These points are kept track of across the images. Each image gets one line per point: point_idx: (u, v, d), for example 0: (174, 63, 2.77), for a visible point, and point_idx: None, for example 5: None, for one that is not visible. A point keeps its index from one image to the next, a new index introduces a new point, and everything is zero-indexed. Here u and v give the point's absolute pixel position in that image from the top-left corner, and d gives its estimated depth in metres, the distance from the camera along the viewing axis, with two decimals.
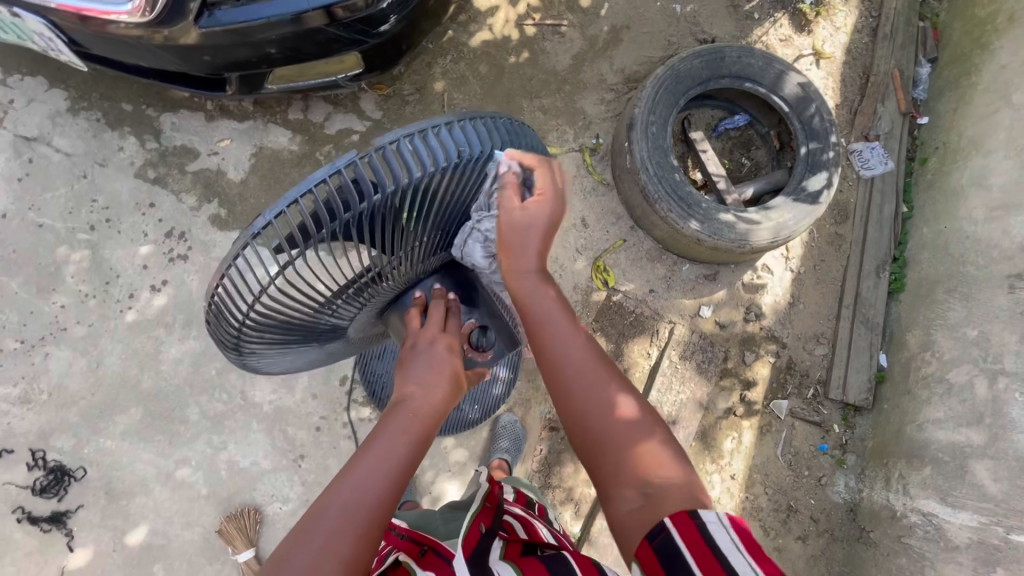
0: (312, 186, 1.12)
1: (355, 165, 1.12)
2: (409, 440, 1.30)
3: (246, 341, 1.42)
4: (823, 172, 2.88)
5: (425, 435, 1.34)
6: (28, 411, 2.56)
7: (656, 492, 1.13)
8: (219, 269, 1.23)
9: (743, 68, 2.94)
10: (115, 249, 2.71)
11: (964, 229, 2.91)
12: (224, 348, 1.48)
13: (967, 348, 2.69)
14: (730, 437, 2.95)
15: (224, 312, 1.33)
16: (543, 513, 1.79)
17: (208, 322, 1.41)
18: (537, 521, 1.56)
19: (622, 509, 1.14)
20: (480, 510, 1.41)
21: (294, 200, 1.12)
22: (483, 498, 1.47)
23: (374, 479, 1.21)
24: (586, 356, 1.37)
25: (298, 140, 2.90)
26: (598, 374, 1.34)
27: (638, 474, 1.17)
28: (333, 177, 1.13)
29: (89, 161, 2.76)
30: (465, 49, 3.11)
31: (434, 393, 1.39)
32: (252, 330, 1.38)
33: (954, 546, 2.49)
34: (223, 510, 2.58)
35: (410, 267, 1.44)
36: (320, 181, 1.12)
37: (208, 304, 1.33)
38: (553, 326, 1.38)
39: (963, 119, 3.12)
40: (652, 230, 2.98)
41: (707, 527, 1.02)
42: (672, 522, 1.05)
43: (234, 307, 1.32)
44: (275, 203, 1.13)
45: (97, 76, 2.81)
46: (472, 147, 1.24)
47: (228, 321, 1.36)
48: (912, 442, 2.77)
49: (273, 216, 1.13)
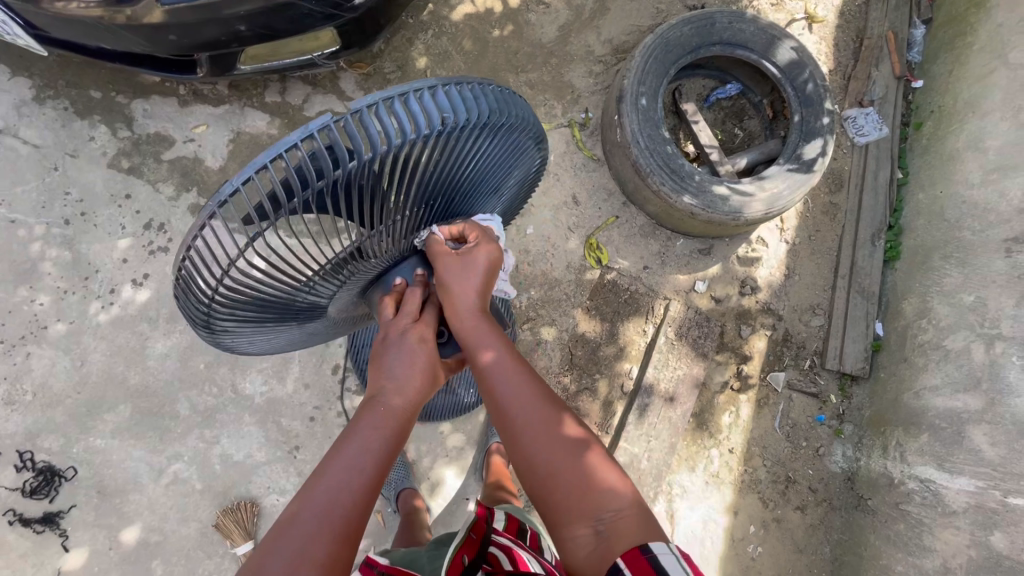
0: (282, 151, 1.05)
1: (328, 129, 1.05)
2: (383, 435, 1.30)
3: (217, 318, 1.36)
4: (819, 139, 2.81)
5: (400, 428, 1.34)
6: (12, 413, 2.50)
7: (607, 528, 1.19)
8: (183, 240, 1.16)
9: (735, 34, 2.85)
10: (92, 243, 2.62)
11: (960, 193, 2.87)
12: (195, 326, 1.41)
13: (964, 314, 2.67)
14: (727, 411, 2.94)
15: (192, 286, 1.26)
16: (536, 543, 1.58)
17: (176, 297, 1.35)
18: (526, 551, 1.40)
19: (578, 550, 1.19)
20: (464, 540, 1.40)
21: (263, 165, 1.06)
22: (468, 529, 1.45)
23: (349, 476, 1.23)
24: (535, 394, 1.39)
25: (277, 124, 2.80)
26: (548, 413, 1.37)
27: (589, 512, 1.22)
28: (306, 143, 1.07)
29: (59, 152, 2.65)
30: (447, 23, 2.99)
31: (406, 389, 1.35)
32: (222, 306, 1.31)
33: (951, 510, 2.51)
34: (219, 504, 2.55)
35: (392, 243, 1.38)
36: (292, 145, 1.05)
37: (174, 277, 1.26)
38: (495, 367, 1.40)
39: (958, 81, 3.06)
40: (645, 205, 2.92)
41: (656, 557, 1.08)
42: (625, 562, 1.09)
43: (201, 281, 1.25)
44: (242, 168, 1.07)
45: (63, 62, 2.68)
46: (456, 115, 1.19)
47: (196, 296, 1.29)
48: (909, 409, 2.77)
49: (240, 183, 1.06)
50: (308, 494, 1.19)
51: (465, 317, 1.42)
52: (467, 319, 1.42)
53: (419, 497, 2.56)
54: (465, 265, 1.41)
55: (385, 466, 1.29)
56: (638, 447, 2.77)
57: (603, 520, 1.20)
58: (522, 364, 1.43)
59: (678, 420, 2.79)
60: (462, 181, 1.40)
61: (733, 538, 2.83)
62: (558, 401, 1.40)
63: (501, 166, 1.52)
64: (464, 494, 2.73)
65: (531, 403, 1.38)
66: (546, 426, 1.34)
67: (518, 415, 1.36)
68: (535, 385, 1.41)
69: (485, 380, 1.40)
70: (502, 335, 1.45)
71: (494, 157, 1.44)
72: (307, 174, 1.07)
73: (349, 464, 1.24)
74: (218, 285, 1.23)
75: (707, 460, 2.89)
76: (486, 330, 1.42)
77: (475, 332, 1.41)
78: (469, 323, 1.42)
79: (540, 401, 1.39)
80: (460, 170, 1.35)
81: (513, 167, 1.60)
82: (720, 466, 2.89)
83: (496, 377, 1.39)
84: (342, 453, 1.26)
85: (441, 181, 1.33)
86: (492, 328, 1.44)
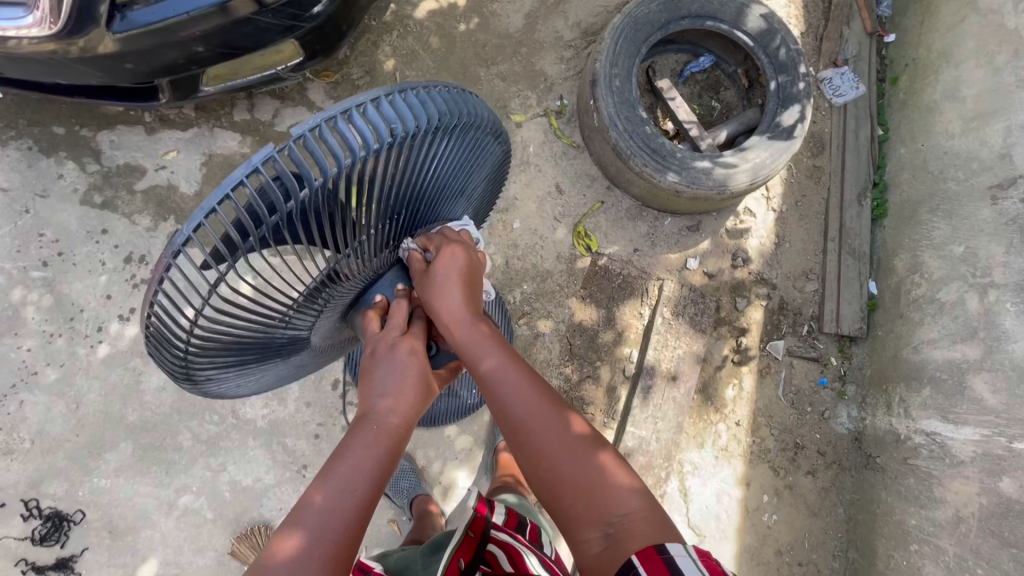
0: (230, 190, 1.03)
1: (273, 160, 1.03)
2: (379, 454, 1.28)
3: (197, 368, 1.33)
4: (796, 105, 2.79)
5: (395, 447, 1.31)
6: (12, 462, 2.46)
7: (618, 530, 1.19)
8: (147, 295, 1.14)
9: (703, 6, 2.81)
10: (74, 282, 2.57)
11: (941, 144, 2.86)
12: (177, 379, 1.38)
13: (955, 265, 2.68)
14: (731, 385, 2.95)
15: (165, 339, 1.24)
16: (535, 538, 1.60)
17: (151, 353, 1.32)
18: (524, 548, 1.42)
19: (590, 551, 1.19)
20: (460, 542, 1.37)
21: (212, 208, 1.03)
22: (466, 527, 1.42)
23: (341, 498, 1.22)
24: (536, 399, 1.37)
25: (249, 142, 2.74)
26: (552, 417, 1.36)
27: (599, 515, 1.22)
28: (252, 178, 1.04)
29: (29, 194, 2.59)
30: (412, 21, 2.94)
31: (401, 404, 1.33)
32: (199, 354, 1.28)
33: (959, 461, 2.53)
34: (233, 531, 2.54)
35: (364, 263, 1.34)
36: (238, 183, 1.03)
37: (145, 333, 1.24)
38: (495, 376, 1.37)
39: (931, 31, 3.04)
40: (630, 188, 2.90)
41: (671, 556, 1.07)
42: (638, 559, 1.09)
43: (173, 332, 1.23)
44: (192, 214, 1.04)
45: (21, 101, 2.61)
46: (405, 123, 1.17)
47: (171, 348, 1.26)
48: (909, 364, 2.79)
49: (192, 229, 1.03)
50: (298, 519, 1.18)
51: (457, 326, 1.38)
52: (459, 328, 1.38)
53: (433, 502, 2.54)
54: (438, 277, 1.40)
55: (378, 487, 1.28)
56: (646, 430, 2.77)
57: (614, 521, 1.21)
58: (523, 366, 1.41)
59: (683, 399, 2.80)
60: (425, 189, 1.37)
61: (749, 509, 2.84)
62: (560, 402, 1.39)
63: (464, 167, 1.49)
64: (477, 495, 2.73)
65: (534, 409, 1.35)
66: (550, 431, 1.33)
67: (520, 420, 1.35)
68: (537, 389, 1.38)
69: (488, 389, 1.38)
70: (502, 340, 1.42)
71: (453, 159, 1.41)
72: (259, 209, 1.04)
73: (341, 489, 1.23)
74: (190, 333, 1.21)
75: (715, 436, 2.89)
76: (485, 339, 1.39)
77: (473, 342, 1.38)
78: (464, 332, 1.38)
79: (541, 406, 1.36)
80: (421, 179, 1.32)
81: (476, 167, 1.57)
82: (728, 440, 2.90)
83: (496, 384, 1.37)
84: (333, 474, 1.24)
85: (403, 193, 1.30)
86: (492, 332, 1.42)
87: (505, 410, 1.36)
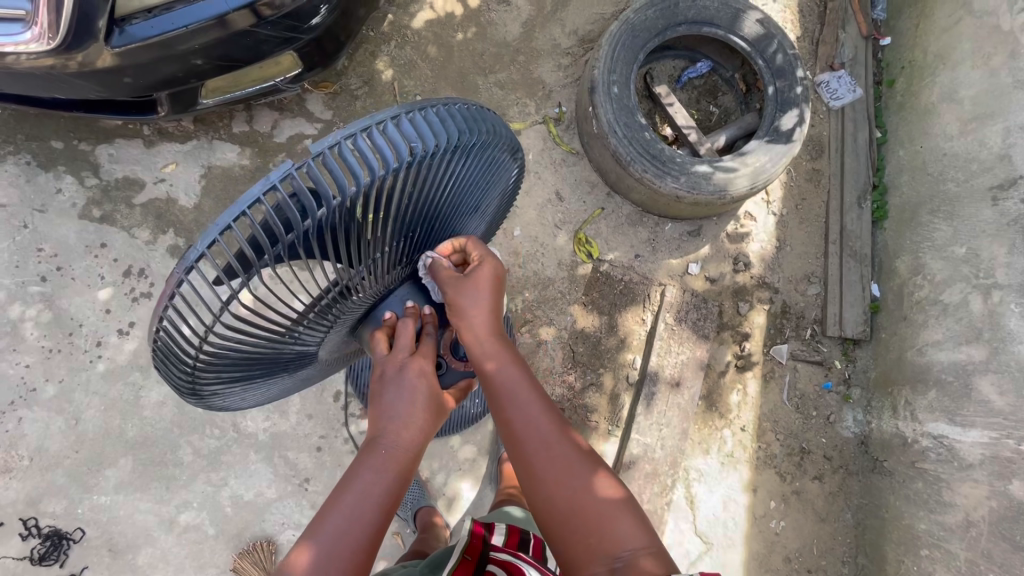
0: (246, 208, 1.02)
1: (291, 177, 1.03)
2: (389, 479, 1.27)
3: (203, 382, 1.32)
4: (794, 108, 2.79)
5: (405, 471, 1.31)
6: (11, 480, 2.42)
7: (625, 563, 1.21)
8: (156, 310, 1.12)
9: (700, 12, 2.82)
10: (73, 297, 2.55)
11: (940, 146, 2.87)
12: (183, 394, 1.37)
13: (957, 266, 2.68)
14: (735, 391, 2.93)
15: (173, 354, 1.23)
16: (538, 553, 1.56)
17: (158, 368, 1.30)
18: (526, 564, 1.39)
19: None
20: (457, 565, 1.35)
21: (227, 226, 1.02)
22: (463, 551, 1.40)
23: (350, 529, 1.20)
24: (550, 428, 1.38)
25: (248, 154, 2.73)
26: (564, 447, 1.38)
27: (607, 549, 1.24)
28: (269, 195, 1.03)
29: (27, 209, 2.58)
30: (409, 31, 2.95)
31: (408, 429, 1.32)
32: (206, 369, 1.27)
33: (968, 464, 2.50)
34: (234, 547, 2.50)
35: (376, 279, 1.33)
36: (256, 199, 1.02)
37: (153, 348, 1.23)
38: (511, 399, 1.39)
39: (926, 33, 3.05)
40: (630, 194, 2.90)
41: None
42: None
43: (182, 347, 1.21)
44: (206, 230, 1.03)
45: (20, 116, 2.61)
46: (425, 142, 1.17)
47: (179, 363, 1.25)
48: (915, 366, 2.78)
49: (206, 246, 1.02)
50: (314, 539, 1.18)
51: (478, 342, 1.41)
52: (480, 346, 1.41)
53: (437, 514, 2.52)
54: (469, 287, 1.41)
55: (389, 513, 1.27)
56: (650, 437, 2.75)
57: (620, 556, 1.23)
58: (537, 391, 1.43)
59: (687, 404, 2.79)
60: (441, 205, 1.36)
61: (755, 516, 2.81)
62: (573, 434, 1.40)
63: (479, 183, 1.49)
64: (480, 506, 2.70)
65: (550, 438, 1.38)
66: (562, 459, 1.36)
67: (531, 444, 1.37)
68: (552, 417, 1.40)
69: (501, 412, 1.40)
70: (522, 365, 1.44)
71: (469, 176, 1.40)
72: (276, 227, 1.03)
73: (351, 516, 1.22)
74: (199, 349, 1.20)
75: (721, 442, 2.87)
76: (506, 364, 1.41)
77: (490, 363, 1.40)
78: (488, 348, 1.41)
79: (557, 436, 1.39)
80: (437, 196, 1.32)
81: (491, 183, 1.56)
82: (734, 446, 2.87)
83: (512, 405, 1.39)
84: (340, 503, 1.23)
85: (418, 209, 1.29)
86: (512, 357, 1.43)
87: (517, 432, 1.38)
